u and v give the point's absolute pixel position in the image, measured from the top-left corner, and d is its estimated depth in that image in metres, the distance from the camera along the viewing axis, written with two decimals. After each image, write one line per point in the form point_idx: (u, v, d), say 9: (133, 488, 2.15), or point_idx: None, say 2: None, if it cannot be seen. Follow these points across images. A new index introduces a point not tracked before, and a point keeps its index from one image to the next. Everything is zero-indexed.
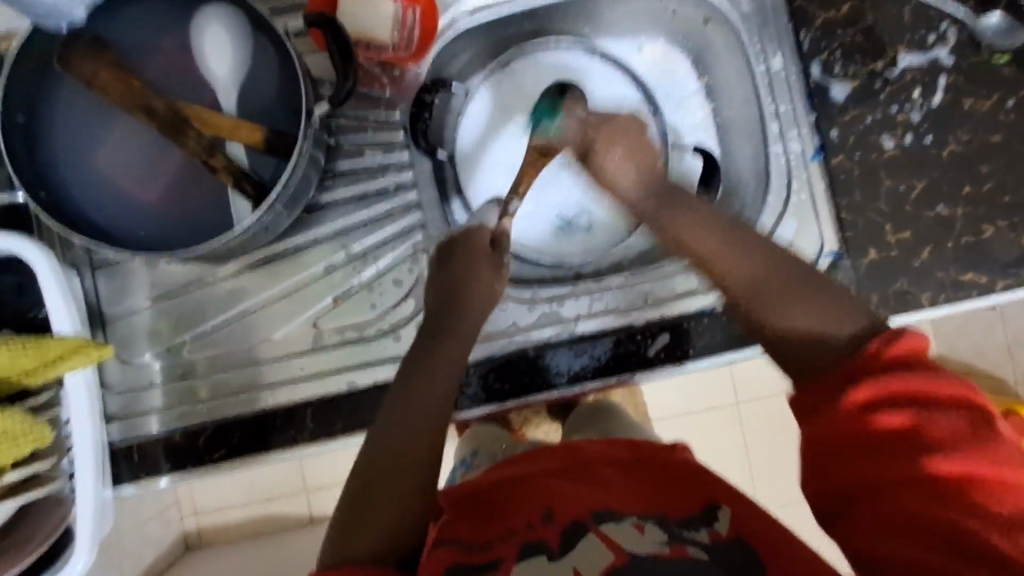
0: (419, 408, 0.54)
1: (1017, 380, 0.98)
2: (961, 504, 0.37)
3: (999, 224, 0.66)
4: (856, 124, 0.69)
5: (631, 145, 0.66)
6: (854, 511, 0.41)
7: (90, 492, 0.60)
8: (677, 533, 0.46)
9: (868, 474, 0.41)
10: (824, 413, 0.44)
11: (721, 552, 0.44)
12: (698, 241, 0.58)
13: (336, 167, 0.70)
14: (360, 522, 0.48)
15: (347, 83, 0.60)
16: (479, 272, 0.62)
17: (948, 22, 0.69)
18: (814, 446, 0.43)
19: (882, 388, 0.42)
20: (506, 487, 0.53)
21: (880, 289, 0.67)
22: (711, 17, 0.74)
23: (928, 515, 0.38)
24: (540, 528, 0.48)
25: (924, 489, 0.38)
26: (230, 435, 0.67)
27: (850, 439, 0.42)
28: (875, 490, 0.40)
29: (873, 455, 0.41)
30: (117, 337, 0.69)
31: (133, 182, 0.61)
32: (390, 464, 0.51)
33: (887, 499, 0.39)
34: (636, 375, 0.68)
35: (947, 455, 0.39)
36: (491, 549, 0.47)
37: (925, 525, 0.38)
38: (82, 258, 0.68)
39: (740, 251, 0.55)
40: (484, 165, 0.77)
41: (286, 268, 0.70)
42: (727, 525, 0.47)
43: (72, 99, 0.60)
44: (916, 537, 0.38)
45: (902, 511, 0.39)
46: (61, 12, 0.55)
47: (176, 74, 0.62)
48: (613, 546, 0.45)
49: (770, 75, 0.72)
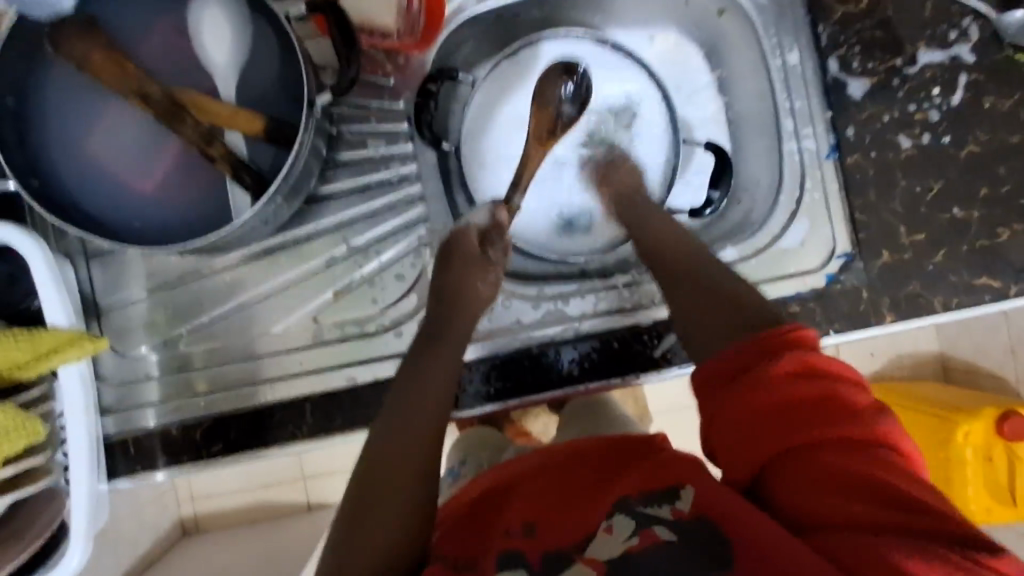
0: (406, 413, 0.52)
1: (1018, 379, 0.96)
2: (888, 462, 0.40)
3: (1014, 227, 0.65)
4: (872, 122, 0.67)
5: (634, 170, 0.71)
6: (794, 481, 0.41)
7: (85, 486, 0.59)
8: (641, 513, 0.44)
9: (801, 443, 0.42)
10: (748, 386, 0.44)
11: (690, 532, 0.42)
12: (654, 227, 0.63)
13: (337, 158, 0.68)
14: (352, 541, 0.46)
15: (351, 70, 0.58)
16: (469, 274, 0.62)
17: (970, 18, 0.66)
18: (743, 417, 0.44)
19: (792, 362, 0.44)
20: (493, 499, 0.55)
21: (891, 292, 0.65)
22: (726, 8, 0.72)
23: (862, 474, 0.39)
24: (519, 534, 0.48)
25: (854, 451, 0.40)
26: (227, 430, 0.65)
27: (777, 411, 0.43)
28: (810, 459, 0.41)
29: (801, 424, 0.42)
30: (112, 329, 0.67)
31: (128, 170, 0.59)
32: (376, 479, 0.49)
33: (824, 466, 0.40)
34: (641, 376, 0.67)
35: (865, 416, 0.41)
36: (479, 565, 0.47)
37: (862, 483, 0.39)
38: (76, 248, 0.67)
39: (668, 234, 0.62)
40: (492, 159, 0.75)
41: (287, 260, 0.68)
42: (691, 501, 0.44)
43: (65, 84, 0.58)
44: (853, 496, 0.39)
45: (840, 475, 0.40)
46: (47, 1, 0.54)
47: (172, 59, 0.60)
48: (591, 561, 0.43)
49: (785, 70, 0.70)
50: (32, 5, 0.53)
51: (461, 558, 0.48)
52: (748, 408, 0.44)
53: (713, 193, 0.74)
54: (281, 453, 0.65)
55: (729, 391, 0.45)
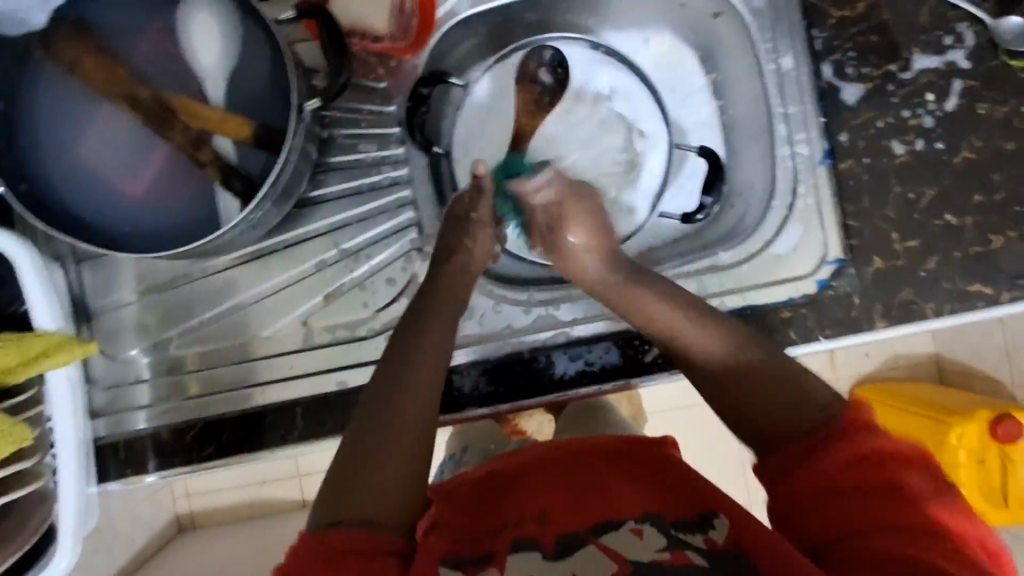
0: (420, 382, 0.53)
1: (1013, 382, 0.96)
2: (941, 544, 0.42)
3: (1008, 235, 0.64)
4: (866, 128, 0.66)
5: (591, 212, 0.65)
6: (842, 551, 0.44)
7: (73, 489, 0.60)
8: (674, 535, 0.45)
9: (858, 516, 0.44)
10: (810, 461, 0.47)
11: (721, 560, 0.43)
12: (658, 320, 0.58)
13: (328, 162, 0.68)
14: (346, 492, 0.47)
15: (341, 78, 0.57)
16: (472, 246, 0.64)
17: (965, 23, 0.66)
18: (810, 476, 0.47)
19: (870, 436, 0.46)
20: (495, 483, 0.54)
21: (884, 299, 0.65)
22: (721, 11, 0.72)
23: (910, 554, 0.41)
24: (532, 521, 0.48)
25: (911, 535, 0.42)
26: (219, 433, 0.65)
27: (838, 488, 0.45)
28: (863, 534, 0.44)
29: (860, 502, 0.44)
30: (103, 331, 0.67)
31: (118, 174, 0.59)
32: (384, 440, 0.49)
33: (873, 541, 0.43)
34: (633, 381, 0.66)
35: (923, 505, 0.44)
36: (483, 547, 0.47)
37: (909, 561, 0.41)
38: (66, 251, 0.66)
39: (695, 326, 0.56)
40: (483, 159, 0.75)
41: (278, 263, 0.68)
42: (725, 533, 0.45)
43: (55, 88, 0.58)
44: (896, 569, 0.41)
45: (888, 550, 0.42)
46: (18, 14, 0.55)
47: (162, 62, 0.59)
48: (618, 558, 0.43)
49: (779, 75, 0.70)
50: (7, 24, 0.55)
51: (466, 537, 0.48)
52: (811, 482, 0.47)
53: (705, 199, 0.75)
54: (272, 457, 0.65)
55: (791, 467, 0.48)
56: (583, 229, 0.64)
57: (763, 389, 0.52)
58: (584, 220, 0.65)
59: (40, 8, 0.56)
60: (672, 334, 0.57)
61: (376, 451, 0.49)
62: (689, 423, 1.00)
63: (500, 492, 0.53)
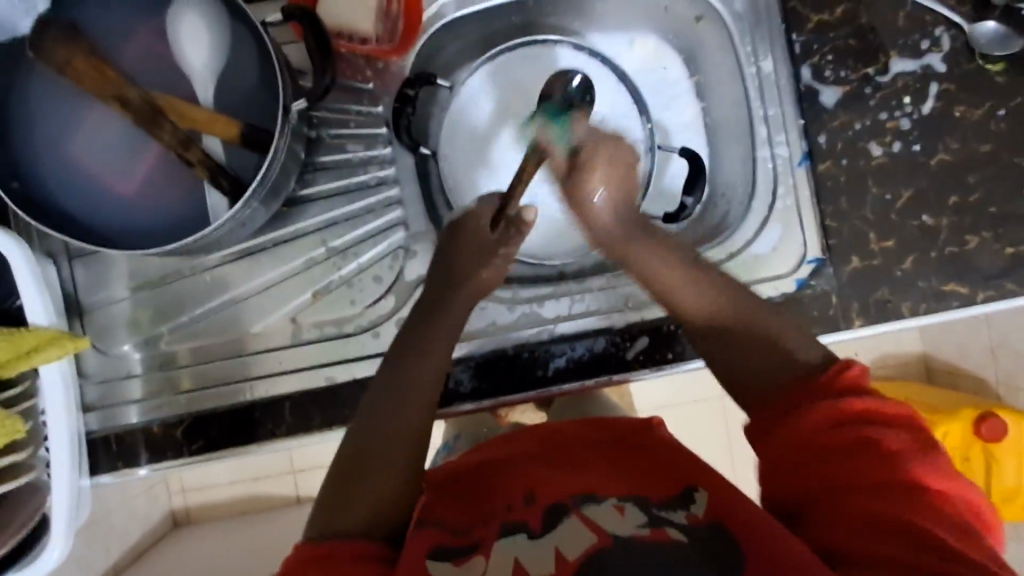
0: (412, 384, 0.54)
1: (999, 381, 0.97)
2: (923, 510, 0.41)
3: (983, 235, 0.66)
4: (845, 130, 0.68)
5: (617, 171, 0.65)
6: (822, 516, 0.44)
7: (65, 482, 0.60)
8: (655, 513, 0.46)
9: (842, 475, 0.44)
10: (794, 417, 0.47)
11: (700, 533, 0.44)
12: (660, 273, 0.59)
13: (316, 161, 0.69)
14: (341, 500, 0.48)
15: (326, 79, 0.60)
16: (469, 256, 0.63)
17: (942, 28, 0.67)
18: (790, 452, 0.47)
19: (851, 404, 0.46)
20: (486, 475, 0.56)
21: (861, 298, 0.67)
22: (703, 15, 0.74)
23: (894, 515, 0.41)
24: (519, 511, 0.49)
25: (891, 492, 0.42)
26: (208, 428, 0.66)
27: (821, 446, 0.45)
28: (845, 494, 0.44)
29: (845, 468, 0.44)
30: (95, 327, 0.68)
31: (109, 172, 0.60)
32: (374, 455, 0.50)
33: (855, 500, 0.43)
34: (615, 377, 0.68)
35: (907, 461, 0.43)
36: (474, 533, 0.49)
37: (889, 522, 0.41)
38: (59, 247, 0.68)
39: (701, 286, 0.57)
40: (473, 163, 0.76)
41: (268, 260, 0.69)
42: (704, 507, 0.46)
43: (48, 86, 0.59)
44: (878, 531, 0.41)
45: (869, 510, 0.42)
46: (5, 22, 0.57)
47: (153, 63, 0.61)
48: (597, 530, 0.44)
49: (760, 77, 0.71)
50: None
51: (454, 528, 0.50)
52: (798, 437, 0.47)
53: (687, 199, 0.75)
54: (261, 450, 0.66)
55: (778, 423, 0.48)
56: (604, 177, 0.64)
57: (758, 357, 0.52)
58: (609, 176, 0.65)
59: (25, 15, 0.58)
60: (675, 289, 0.58)
61: (368, 471, 0.50)
62: (676, 419, 1.01)
63: (487, 483, 0.55)
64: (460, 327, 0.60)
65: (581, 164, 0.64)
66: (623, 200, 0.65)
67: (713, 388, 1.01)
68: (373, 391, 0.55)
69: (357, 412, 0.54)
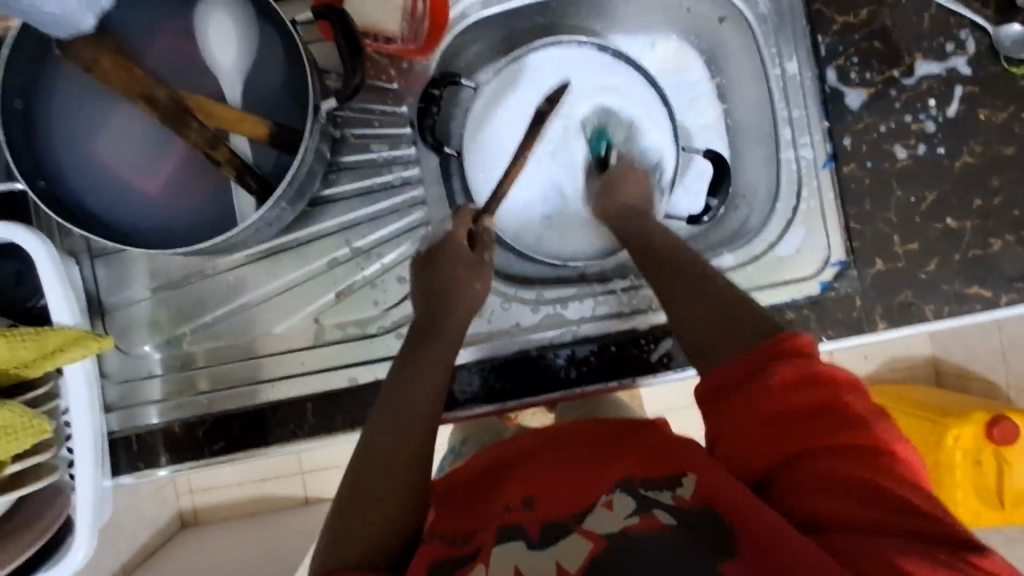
0: (416, 390, 0.54)
1: (1010, 385, 0.94)
2: (881, 464, 0.41)
3: (1006, 238, 0.66)
4: (869, 132, 0.68)
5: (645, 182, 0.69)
6: (791, 485, 0.43)
7: (89, 482, 0.60)
8: (644, 495, 0.45)
9: (799, 443, 0.43)
10: (747, 392, 0.46)
11: (690, 516, 0.42)
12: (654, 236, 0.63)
13: (341, 161, 0.69)
14: (349, 511, 0.48)
15: (355, 78, 0.58)
16: (461, 276, 0.61)
17: (967, 30, 0.67)
18: (747, 421, 0.45)
19: (797, 368, 0.45)
20: (487, 478, 0.56)
21: (884, 301, 0.66)
22: (727, 16, 0.74)
23: (856, 476, 0.41)
24: (518, 511, 0.48)
25: (849, 455, 0.42)
26: (229, 428, 0.66)
27: (778, 417, 0.44)
28: (804, 463, 0.43)
29: (802, 431, 0.44)
30: (116, 327, 0.68)
31: (135, 172, 0.61)
32: (383, 458, 0.50)
33: (817, 464, 0.42)
34: (638, 380, 0.68)
35: (860, 424, 0.43)
36: (475, 539, 0.47)
37: (852, 483, 0.40)
38: (81, 246, 0.67)
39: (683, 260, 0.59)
40: (490, 162, 0.76)
41: (291, 260, 0.69)
42: (693, 488, 0.45)
43: (77, 86, 0.59)
44: (843, 492, 0.41)
45: (834, 473, 0.41)
46: (67, 22, 0.53)
47: (179, 62, 0.61)
48: (591, 536, 0.43)
49: (784, 79, 0.71)
50: (49, 23, 0.52)
51: (455, 536, 0.48)
52: (751, 413, 0.45)
53: (710, 200, 0.74)
54: (281, 451, 0.66)
55: (731, 397, 0.47)
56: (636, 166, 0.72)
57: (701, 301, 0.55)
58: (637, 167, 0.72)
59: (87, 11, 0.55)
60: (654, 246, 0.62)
61: (371, 483, 0.49)
62: (691, 424, 0.98)
63: (486, 489, 0.54)
64: (465, 333, 0.60)
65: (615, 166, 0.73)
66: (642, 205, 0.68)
67: None
68: (376, 399, 0.54)
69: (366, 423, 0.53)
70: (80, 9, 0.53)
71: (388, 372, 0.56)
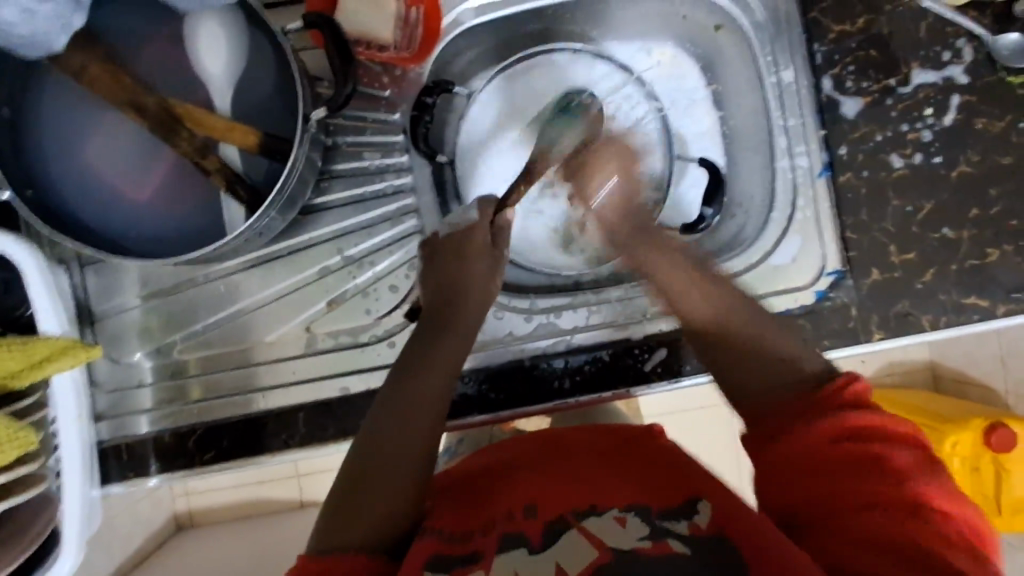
0: (421, 393, 0.53)
1: (1008, 390, 0.92)
2: (925, 526, 0.38)
3: (1004, 248, 0.65)
4: (865, 141, 0.67)
5: (619, 163, 0.69)
6: (824, 529, 0.41)
7: (76, 493, 0.61)
8: (660, 524, 0.44)
9: (834, 492, 0.42)
10: (785, 438, 0.46)
11: (702, 544, 0.42)
12: (674, 283, 0.58)
13: (333, 169, 0.69)
14: (344, 512, 0.46)
15: (347, 87, 0.58)
16: (466, 278, 0.61)
17: (964, 39, 0.67)
18: (791, 460, 0.45)
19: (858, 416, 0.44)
20: (491, 481, 0.54)
21: (881, 310, 0.66)
22: (723, 23, 0.73)
23: (894, 535, 0.38)
24: (519, 520, 0.47)
25: (889, 511, 0.39)
26: (220, 439, 0.65)
27: (812, 465, 0.43)
28: (837, 514, 0.41)
29: (846, 477, 0.42)
30: (106, 335, 0.68)
31: (125, 180, 0.60)
32: (382, 463, 0.48)
33: (852, 517, 0.40)
34: (632, 390, 0.67)
35: (913, 481, 0.40)
36: (474, 540, 0.46)
37: (889, 541, 0.38)
38: (71, 254, 0.67)
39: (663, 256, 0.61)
40: (481, 163, 0.76)
41: (283, 269, 0.68)
42: (708, 517, 0.44)
43: (65, 94, 0.59)
44: (877, 551, 0.38)
45: (868, 531, 0.39)
46: (42, 42, 0.53)
47: (170, 71, 0.60)
48: (599, 545, 0.42)
49: (780, 88, 0.71)
50: (22, 45, 0.52)
51: (452, 534, 0.47)
52: (797, 453, 0.44)
53: (706, 211, 0.73)
54: (273, 461, 0.65)
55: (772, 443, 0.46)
56: (615, 167, 0.68)
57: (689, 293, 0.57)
58: (617, 165, 0.68)
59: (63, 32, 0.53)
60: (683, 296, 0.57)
61: (373, 483, 0.47)
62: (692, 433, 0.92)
63: (486, 492, 0.53)
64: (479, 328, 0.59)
65: (585, 160, 0.68)
66: (625, 196, 0.68)
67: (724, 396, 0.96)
68: (375, 406, 0.53)
69: (365, 423, 0.52)
70: (54, 32, 0.53)
71: (390, 375, 0.55)
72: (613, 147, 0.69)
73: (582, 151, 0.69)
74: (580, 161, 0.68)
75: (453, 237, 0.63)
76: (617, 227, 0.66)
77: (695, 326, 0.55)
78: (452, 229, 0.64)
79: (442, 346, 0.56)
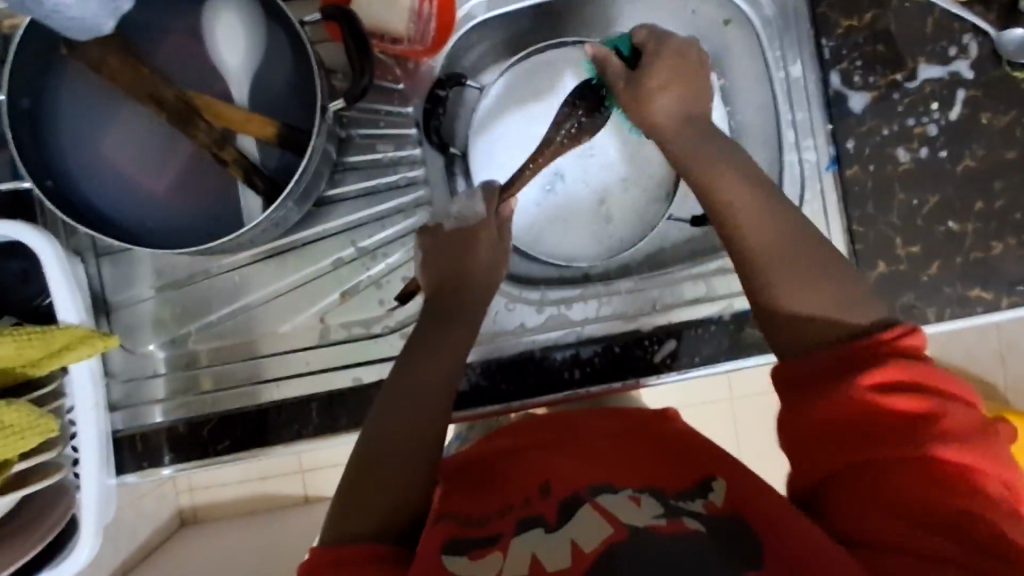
0: (427, 374, 0.54)
1: (1008, 386, 0.89)
2: (958, 493, 0.40)
3: (1008, 242, 0.66)
4: (871, 135, 0.68)
5: (683, 76, 0.57)
6: (853, 499, 0.43)
7: (93, 481, 0.60)
8: (674, 504, 0.45)
9: (867, 459, 0.43)
10: (831, 393, 0.45)
11: (717, 522, 0.43)
12: (743, 208, 0.52)
13: (345, 161, 0.69)
14: (357, 503, 0.47)
15: (364, 79, 0.58)
16: (477, 265, 0.61)
17: (970, 34, 0.68)
18: (822, 426, 0.45)
19: (894, 376, 0.44)
20: (506, 461, 0.55)
21: (887, 303, 0.67)
22: (731, 19, 0.74)
23: (930, 505, 0.40)
24: (537, 502, 0.48)
25: (924, 480, 0.41)
26: (234, 428, 0.66)
27: (845, 429, 0.44)
28: (870, 480, 0.42)
29: (876, 445, 0.43)
30: (122, 326, 0.68)
31: (143, 173, 0.61)
32: (392, 453, 0.49)
33: (894, 486, 0.41)
34: (642, 379, 0.68)
35: (946, 447, 0.41)
36: (491, 523, 0.47)
37: (919, 512, 0.40)
38: (86, 245, 0.67)
39: (739, 170, 0.53)
40: (489, 147, 0.75)
41: (295, 261, 0.69)
42: (722, 496, 0.46)
43: (83, 87, 0.60)
44: (908, 520, 0.41)
45: (907, 500, 0.41)
46: (91, 27, 0.54)
47: (187, 64, 0.61)
48: (614, 522, 0.42)
49: (788, 82, 0.72)
50: (73, 28, 0.52)
51: (469, 517, 0.49)
52: (827, 414, 0.44)
53: None
54: (284, 451, 0.66)
55: (806, 402, 0.46)
56: (665, 80, 0.56)
57: (755, 212, 0.52)
58: (672, 78, 0.56)
59: (107, 15, 0.55)
60: (741, 220, 0.52)
61: (382, 471, 0.48)
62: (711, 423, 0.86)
63: (500, 472, 0.54)
64: (477, 310, 0.59)
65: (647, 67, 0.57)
66: (687, 108, 0.57)
67: (750, 386, 0.85)
68: (380, 393, 0.54)
69: (370, 414, 0.52)
70: (103, 15, 0.54)
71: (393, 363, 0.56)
72: (667, 55, 0.57)
73: (641, 62, 0.57)
74: (633, 78, 0.57)
75: (458, 228, 0.62)
76: (673, 145, 0.57)
77: (757, 252, 0.51)
78: (459, 221, 0.63)
79: (456, 341, 0.56)
